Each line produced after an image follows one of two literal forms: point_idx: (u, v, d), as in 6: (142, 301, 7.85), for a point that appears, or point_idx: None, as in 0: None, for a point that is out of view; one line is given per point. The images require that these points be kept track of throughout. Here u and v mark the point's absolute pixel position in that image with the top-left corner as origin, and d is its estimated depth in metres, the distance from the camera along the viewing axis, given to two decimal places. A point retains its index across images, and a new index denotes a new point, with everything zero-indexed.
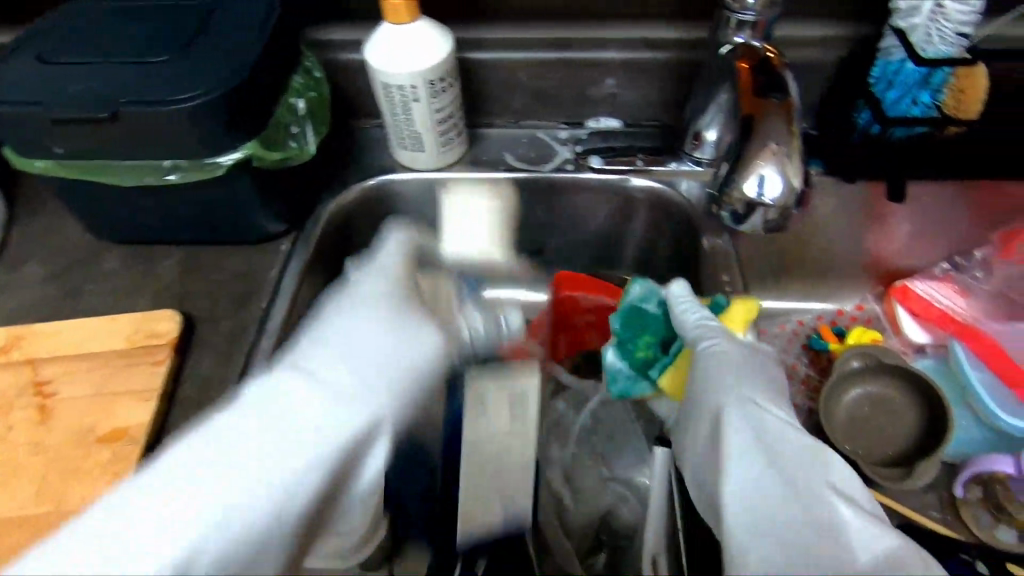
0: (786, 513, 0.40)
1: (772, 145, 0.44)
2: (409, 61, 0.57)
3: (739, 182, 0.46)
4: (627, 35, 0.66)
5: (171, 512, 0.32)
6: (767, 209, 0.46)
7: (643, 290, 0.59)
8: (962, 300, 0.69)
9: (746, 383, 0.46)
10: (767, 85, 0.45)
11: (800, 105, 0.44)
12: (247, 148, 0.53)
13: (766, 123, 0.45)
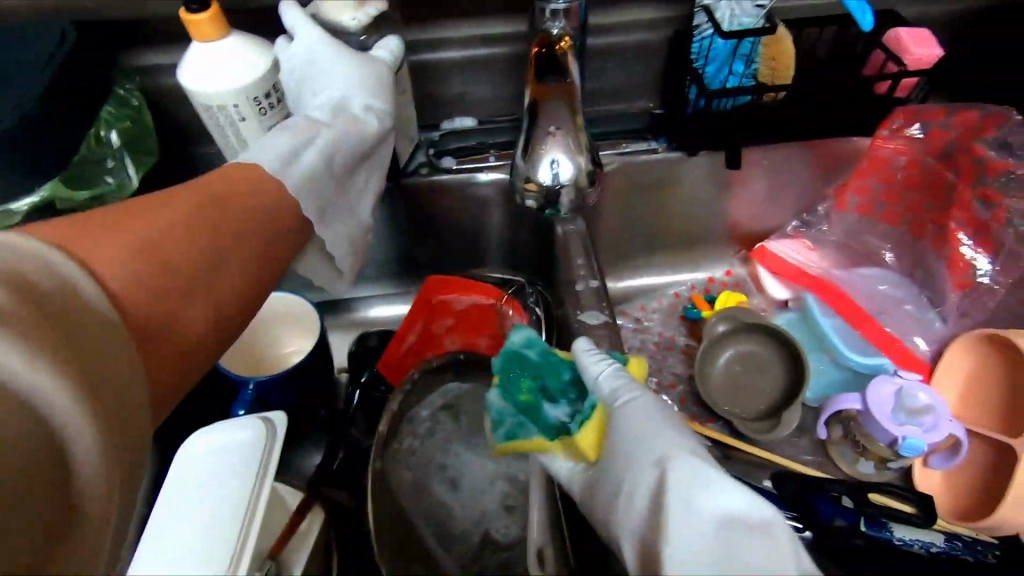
0: (698, 557, 0.37)
1: (553, 129, 0.49)
2: (214, 79, 0.53)
3: (534, 170, 0.49)
4: (460, 33, 0.65)
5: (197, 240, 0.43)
6: (564, 189, 0.49)
7: (525, 334, 0.50)
8: (814, 254, 0.73)
9: (672, 433, 0.44)
10: (549, 68, 0.48)
11: (578, 87, 0.48)
12: (47, 188, 0.50)
13: (550, 106, 0.49)
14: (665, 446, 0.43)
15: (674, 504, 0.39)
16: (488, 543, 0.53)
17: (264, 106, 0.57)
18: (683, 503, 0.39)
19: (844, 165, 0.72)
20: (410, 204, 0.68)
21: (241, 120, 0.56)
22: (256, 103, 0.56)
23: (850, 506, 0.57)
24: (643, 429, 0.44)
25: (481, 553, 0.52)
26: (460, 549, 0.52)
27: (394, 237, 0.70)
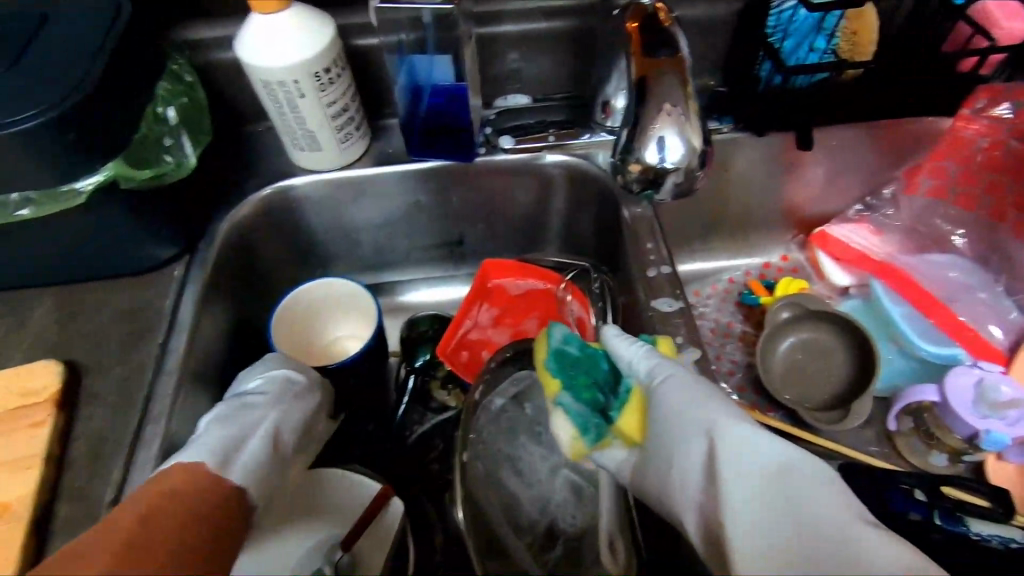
0: (771, 530, 0.36)
1: (667, 107, 0.41)
2: (277, 52, 0.51)
3: (640, 151, 0.42)
4: (521, 6, 0.62)
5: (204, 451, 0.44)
6: (672, 174, 0.43)
7: (565, 331, 0.48)
8: (877, 238, 0.71)
9: (717, 400, 0.43)
10: (656, 41, 0.41)
11: (692, 61, 0.41)
12: (110, 167, 0.47)
13: (662, 82, 0.41)
14: (713, 415, 0.42)
15: (747, 477, 0.38)
16: (557, 533, 0.52)
17: (323, 82, 0.54)
18: (760, 478, 0.38)
19: (916, 147, 0.69)
20: (464, 185, 0.66)
21: (300, 97, 0.54)
22: (316, 78, 0.54)
23: (923, 499, 0.55)
24: (682, 407, 0.43)
25: (551, 542, 0.52)
26: (529, 537, 0.52)
27: (446, 219, 0.69)
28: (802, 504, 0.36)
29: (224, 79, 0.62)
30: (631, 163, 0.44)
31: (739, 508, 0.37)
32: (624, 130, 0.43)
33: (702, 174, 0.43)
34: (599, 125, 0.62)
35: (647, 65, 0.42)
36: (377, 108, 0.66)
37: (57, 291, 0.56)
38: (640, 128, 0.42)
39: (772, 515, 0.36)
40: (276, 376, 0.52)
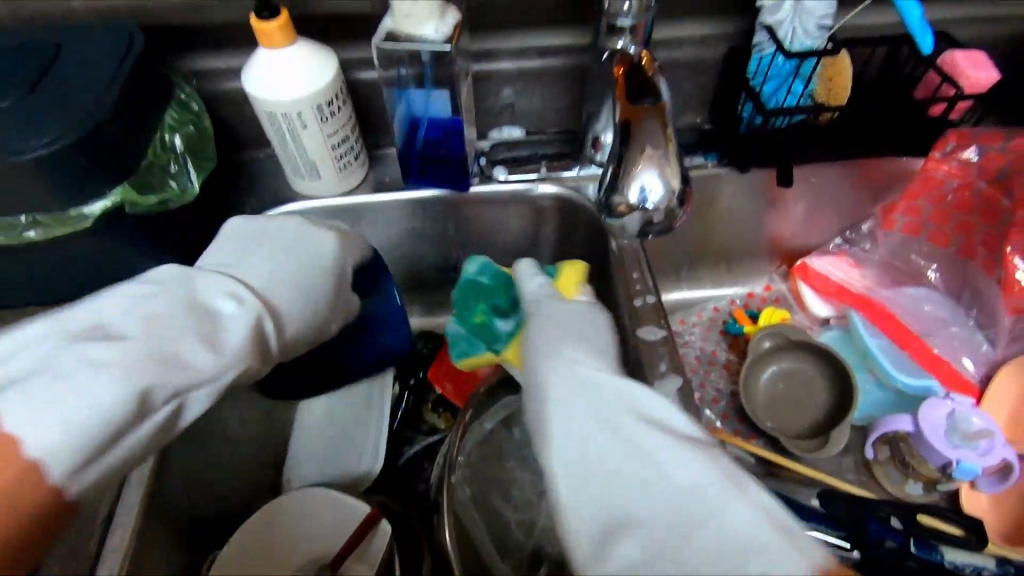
0: (605, 472, 0.42)
1: (649, 151, 0.43)
2: (282, 87, 0.54)
3: (623, 191, 0.45)
4: (517, 45, 0.65)
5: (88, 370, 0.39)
6: (652, 213, 0.45)
7: (476, 265, 0.59)
8: (856, 272, 0.74)
9: (581, 351, 0.49)
10: (641, 88, 0.44)
11: (672, 107, 0.43)
12: (116, 193, 0.49)
13: (644, 127, 0.43)
14: (586, 368, 0.47)
15: (624, 459, 0.42)
16: (542, 556, 0.54)
17: (325, 114, 0.57)
18: (626, 454, 0.42)
19: (893, 186, 0.72)
20: (459, 213, 0.68)
21: (303, 128, 0.57)
22: (318, 111, 0.56)
23: (898, 527, 0.57)
24: (555, 338, 0.51)
25: (535, 564, 0.54)
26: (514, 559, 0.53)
27: (441, 245, 0.71)
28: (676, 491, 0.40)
29: (230, 106, 0.64)
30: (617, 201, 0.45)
31: (595, 469, 0.42)
32: (610, 170, 0.45)
33: (682, 212, 0.46)
34: (588, 159, 0.66)
35: (630, 110, 0.44)
36: (377, 137, 0.69)
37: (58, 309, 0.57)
38: (625, 168, 0.44)
39: (614, 467, 0.42)
40: (246, 318, 0.46)
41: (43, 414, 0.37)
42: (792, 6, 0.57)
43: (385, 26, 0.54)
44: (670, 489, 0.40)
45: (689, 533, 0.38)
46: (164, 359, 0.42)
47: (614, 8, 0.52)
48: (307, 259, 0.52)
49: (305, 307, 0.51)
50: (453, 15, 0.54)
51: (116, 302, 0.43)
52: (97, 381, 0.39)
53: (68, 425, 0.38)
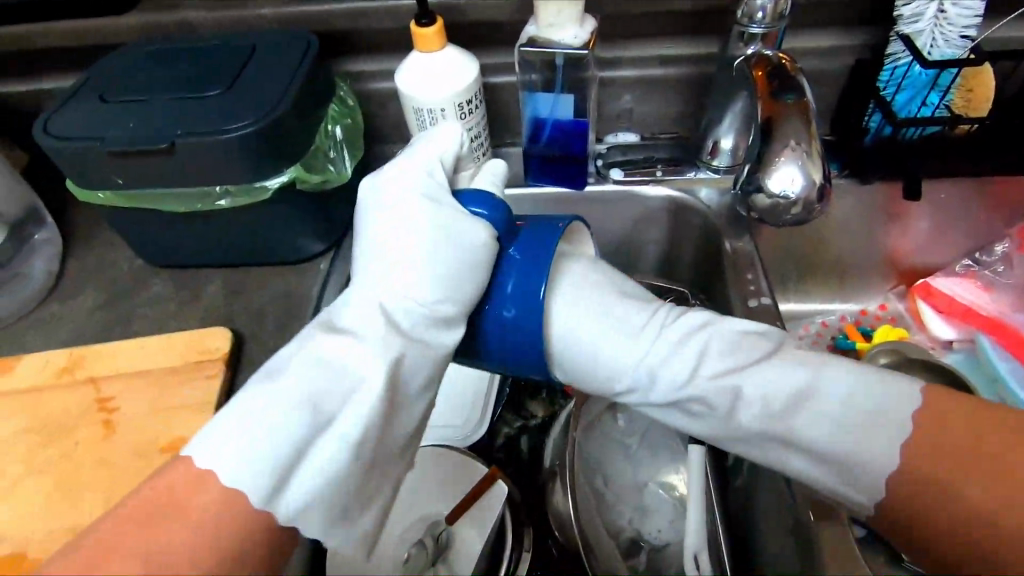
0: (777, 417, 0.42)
1: (792, 144, 0.45)
2: (430, 86, 0.60)
3: (765, 182, 0.46)
4: (642, 54, 0.68)
5: (261, 413, 0.37)
6: (794, 202, 0.46)
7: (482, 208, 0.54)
8: (987, 295, 0.71)
9: (583, 308, 0.46)
10: (782, 86, 0.46)
11: (816, 104, 0.45)
12: (292, 171, 0.57)
13: (785, 124, 0.45)
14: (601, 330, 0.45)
15: (748, 397, 0.43)
16: (640, 542, 0.55)
17: (465, 111, 0.62)
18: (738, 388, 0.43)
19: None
20: (574, 211, 0.71)
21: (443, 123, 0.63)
22: (459, 108, 0.62)
23: None
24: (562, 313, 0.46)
25: (634, 549, 0.55)
26: (616, 540, 0.54)
27: None
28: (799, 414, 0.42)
29: (376, 104, 0.72)
30: (754, 194, 0.47)
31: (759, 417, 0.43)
32: (749, 165, 0.47)
33: (819, 208, 0.47)
34: (703, 164, 0.67)
35: (774, 107, 0.46)
36: (500, 137, 0.74)
37: (226, 272, 0.66)
38: (763, 163, 0.46)
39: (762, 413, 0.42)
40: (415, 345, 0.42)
41: (249, 473, 0.36)
42: (932, 15, 0.57)
43: (528, 32, 0.59)
44: (813, 403, 0.42)
45: (857, 435, 0.41)
46: (359, 389, 0.39)
47: (748, 17, 0.54)
48: (467, 263, 0.44)
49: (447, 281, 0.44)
50: (591, 24, 0.59)
51: (336, 347, 0.41)
52: (324, 452, 0.38)
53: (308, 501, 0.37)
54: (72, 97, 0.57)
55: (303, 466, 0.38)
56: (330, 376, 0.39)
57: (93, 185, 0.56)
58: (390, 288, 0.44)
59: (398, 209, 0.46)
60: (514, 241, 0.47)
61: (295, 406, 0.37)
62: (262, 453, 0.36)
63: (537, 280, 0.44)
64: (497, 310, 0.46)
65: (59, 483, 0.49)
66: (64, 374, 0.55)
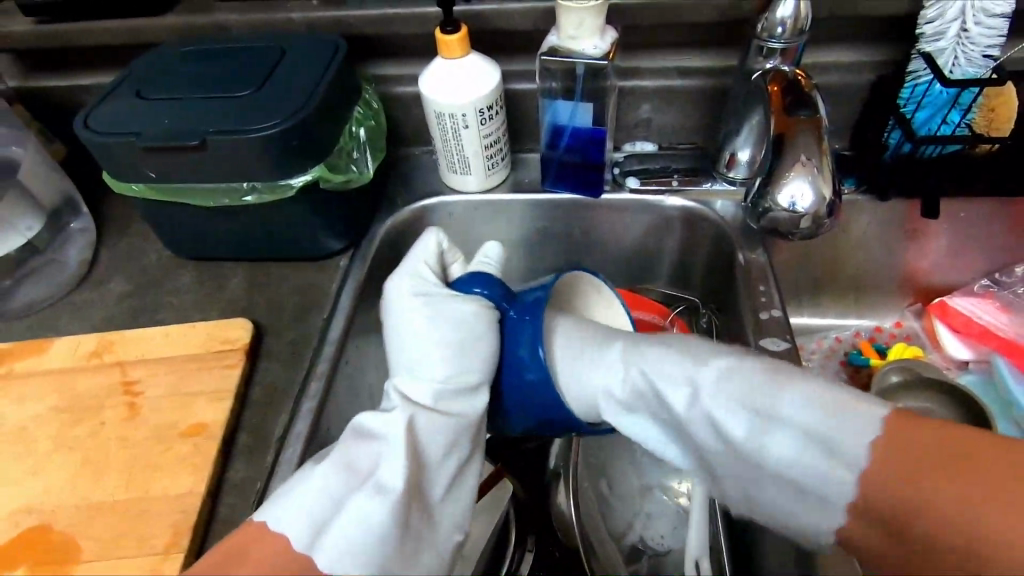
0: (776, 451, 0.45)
1: (803, 159, 0.46)
2: (451, 91, 0.62)
3: (774, 197, 0.47)
4: (662, 65, 0.69)
5: (308, 484, 0.42)
6: (802, 217, 0.47)
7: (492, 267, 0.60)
8: (1005, 316, 0.70)
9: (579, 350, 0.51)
10: (797, 101, 0.46)
11: (830, 121, 0.46)
12: (315, 170, 0.59)
13: (798, 139, 0.46)
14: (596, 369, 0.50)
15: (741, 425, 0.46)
16: (642, 548, 0.55)
17: (485, 117, 0.64)
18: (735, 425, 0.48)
19: None
20: (589, 218, 0.72)
21: (464, 128, 0.64)
22: (480, 114, 0.63)
23: None
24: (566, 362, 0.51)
25: (635, 555, 0.55)
26: (618, 544, 0.55)
27: (566, 246, 0.75)
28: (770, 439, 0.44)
29: (399, 108, 0.74)
30: (764, 208, 0.48)
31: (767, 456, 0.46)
32: (760, 179, 0.47)
33: (829, 223, 0.47)
34: (720, 175, 0.68)
35: (787, 123, 0.46)
36: (519, 143, 0.75)
37: (248, 266, 0.68)
38: (774, 177, 0.47)
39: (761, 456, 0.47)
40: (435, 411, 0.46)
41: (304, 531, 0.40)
42: (954, 33, 0.56)
43: (550, 42, 0.61)
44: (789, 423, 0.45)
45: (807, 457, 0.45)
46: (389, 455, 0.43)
47: (767, 31, 0.55)
48: (473, 331, 0.50)
49: (461, 357, 0.49)
50: (612, 35, 0.60)
51: (379, 424, 0.46)
52: (366, 502, 0.41)
53: (350, 551, 0.40)
54: (110, 94, 0.60)
55: (342, 518, 0.41)
56: (363, 448, 0.44)
57: (127, 178, 0.58)
58: (413, 370, 0.50)
59: (410, 308, 0.52)
60: (514, 304, 0.53)
61: (333, 475, 0.42)
62: (308, 516, 0.41)
63: (533, 337, 0.51)
64: (516, 371, 0.52)
65: (84, 461, 0.51)
66: (94, 358, 0.57)
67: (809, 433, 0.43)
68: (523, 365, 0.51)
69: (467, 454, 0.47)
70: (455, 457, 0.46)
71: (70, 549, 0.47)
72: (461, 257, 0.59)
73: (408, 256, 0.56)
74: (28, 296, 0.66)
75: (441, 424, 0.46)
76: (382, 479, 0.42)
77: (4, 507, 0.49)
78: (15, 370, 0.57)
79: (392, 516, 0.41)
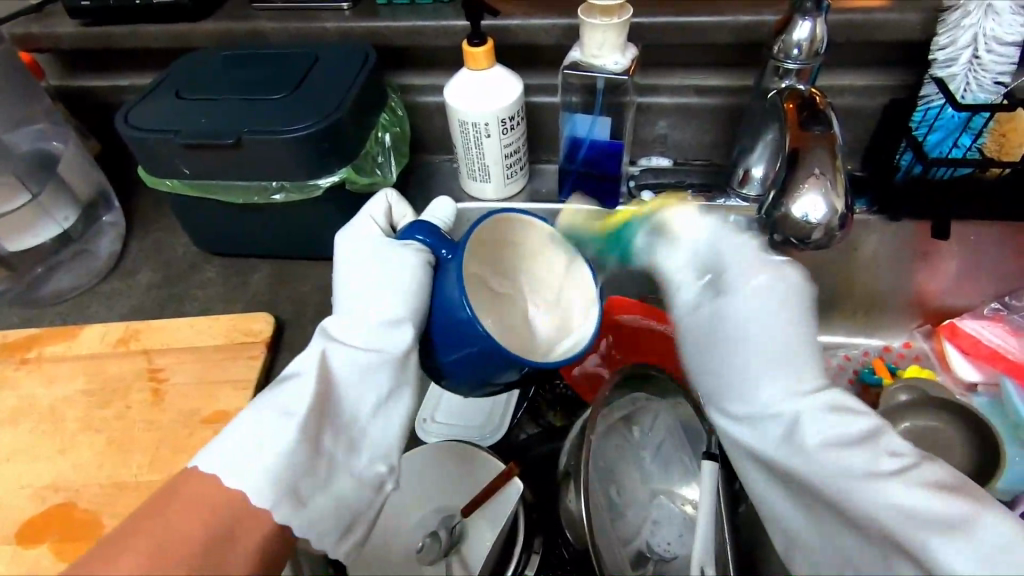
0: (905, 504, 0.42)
1: (817, 172, 0.47)
2: (474, 101, 0.64)
3: (788, 208, 0.48)
4: (679, 83, 0.71)
5: (237, 423, 0.43)
6: (815, 228, 0.48)
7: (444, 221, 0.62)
8: (1014, 339, 0.70)
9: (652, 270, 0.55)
10: (811, 117, 0.48)
11: (843, 137, 0.47)
12: (342, 171, 0.61)
13: (811, 153, 0.47)
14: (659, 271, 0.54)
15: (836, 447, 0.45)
16: (648, 554, 0.56)
17: (507, 127, 0.66)
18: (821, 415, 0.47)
19: None
20: None
21: (486, 136, 0.66)
22: (502, 123, 0.65)
23: None
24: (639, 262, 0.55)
25: (641, 562, 0.55)
26: (626, 549, 0.55)
27: None
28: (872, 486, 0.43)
29: (423, 116, 0.76)
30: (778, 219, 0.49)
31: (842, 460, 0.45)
32: (773, 191, 0.48)
33: (840, 234, 0.48)
34: (734, 191, 0.69)
35: (801, 137, 0.48)
36: (538, 154, 0.78)
37: (272, 263, 0.70)
38: (788, 188, 0.48)
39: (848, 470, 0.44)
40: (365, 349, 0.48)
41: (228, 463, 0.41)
42: (966, 59, 0.58)
43: (573, 57, 0.63)
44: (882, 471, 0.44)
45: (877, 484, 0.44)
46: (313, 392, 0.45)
47: (783, 52, 0.57)
48: (403, 281, 0.49)
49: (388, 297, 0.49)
50: (632, 52, 0.62)
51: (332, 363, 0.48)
52: (283, 427, 0.43)
53: (260, 472, 0.41)
54: (150, 93, 0.63)
55: (254, 446, 0.42)
56: (293, 388, 0.46)
57: (163, 173, 0.61)
58: (349, 317, 0.51)
59: (346, 266, 0.54)
60: (447, 245, 0.50)
61: (261, 413, 0.44)
62: (232, 452, 0.42)
63: (458, 277, 0.46)
64: (444, 313, 0.47)
65: (109, 442, 0.53)
66: (121, 345, 0.59)
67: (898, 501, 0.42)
68: (450, 309, 0.46)
69: (390, 388, 0.47)
70: (388, 381, 0.47)
71: (93, 525, 0.48)
72: (408, 212, 0.59)
73: (356, 219, 0.58)
74: (61, 285, 0.69)
75: (362, 360, 0.48)
76: (299, 413, 0.43)
77: (31, 483, 0.51)
78: (45, 354, 0.59)
79: (303, 443, 0.42)
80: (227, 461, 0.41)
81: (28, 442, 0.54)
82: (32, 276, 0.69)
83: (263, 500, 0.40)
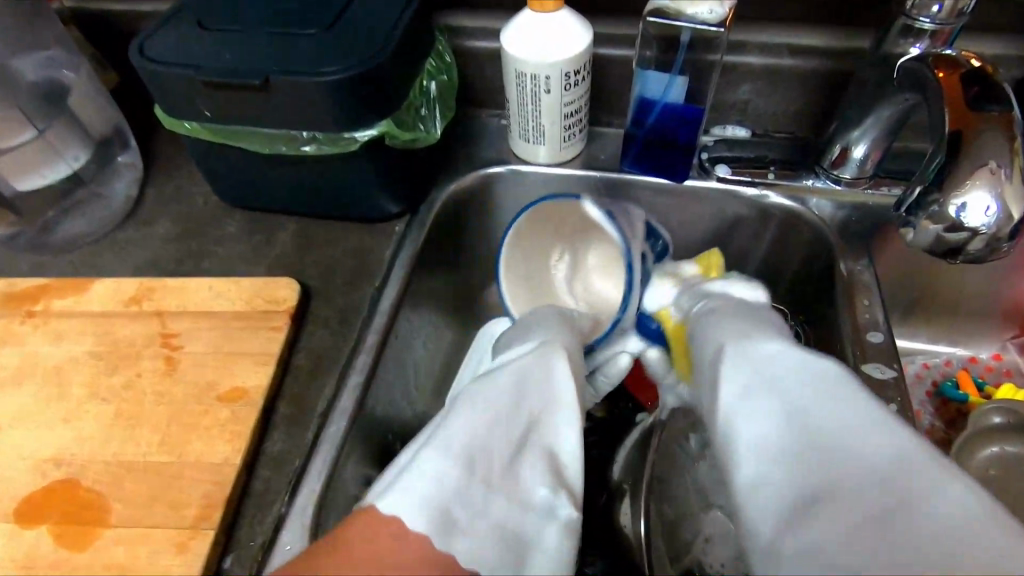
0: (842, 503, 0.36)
1: (991, 164, 0.37)
2: (536, 49, 0.55)
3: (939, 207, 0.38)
4: (771, 40, 0.61)
5: (441, 445, 0.41)
6: (976, 236, 0.37)
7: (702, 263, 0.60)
8: None
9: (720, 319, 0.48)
10: (983, 94, 0.39)
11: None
12: (382, 124, 0.53)
13: (981, 137, 0.37)
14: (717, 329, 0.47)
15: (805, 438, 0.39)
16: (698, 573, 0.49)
17: (570, 82, 0.57)
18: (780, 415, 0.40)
19: None
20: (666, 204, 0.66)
21: (545, 92, 0.57)
22: (565, 77, 0.56)
23: None
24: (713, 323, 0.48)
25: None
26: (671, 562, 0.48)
27: None
28: (817, 500, 0.36)
29: (472, 64, 0.67)
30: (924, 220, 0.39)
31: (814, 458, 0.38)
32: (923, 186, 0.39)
33: (1008, 247, 0.38)
34: (824, 171, 0.60)
35: (967, 117, 0.38)
36: (597, 115, 0.68)
37: (298, 222, 0.64)
38: (946, 183, 0.38)
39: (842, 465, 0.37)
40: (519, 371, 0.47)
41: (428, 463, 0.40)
42: None
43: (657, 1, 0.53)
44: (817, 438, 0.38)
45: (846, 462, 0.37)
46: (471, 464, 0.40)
47: (917, 8, 0.47)
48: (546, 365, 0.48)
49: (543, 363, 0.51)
50: None
51: (490, 397, 0.44)
52: (474, 493, 0.39)
53: (429, 496, 0.38)
54: (171, 19, 0.55)
55: (408, 479, 0.39)
56: (497, 399, 0.44)
57: (182, 114, 0.54)
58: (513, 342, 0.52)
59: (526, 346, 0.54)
60: (644, 120, 0.61)
61: (445, 452, 0.40)
62: (441, 467, 0.39)
63: (654, 94, 0.59)
64: (636, 117, 0.61)
65: (117, 413, 0.48)
66: (133, 304, 0.54)
67: (817, 466, 0.37)
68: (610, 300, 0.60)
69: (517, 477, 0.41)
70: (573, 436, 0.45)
71: (98, 503, 0.44)
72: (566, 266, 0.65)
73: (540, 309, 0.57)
74: (74, 230, 0.64)
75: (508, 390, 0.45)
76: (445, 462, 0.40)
77: (34, 453, 0.47)
78: (54, 308, 0.54)
79: (461, 465, 0.40)
80: (433, 482, 0.39)
81: (32, 405, 0.49)
82: (43, 219, 0.63)
83: (415, 526, 0.37)
